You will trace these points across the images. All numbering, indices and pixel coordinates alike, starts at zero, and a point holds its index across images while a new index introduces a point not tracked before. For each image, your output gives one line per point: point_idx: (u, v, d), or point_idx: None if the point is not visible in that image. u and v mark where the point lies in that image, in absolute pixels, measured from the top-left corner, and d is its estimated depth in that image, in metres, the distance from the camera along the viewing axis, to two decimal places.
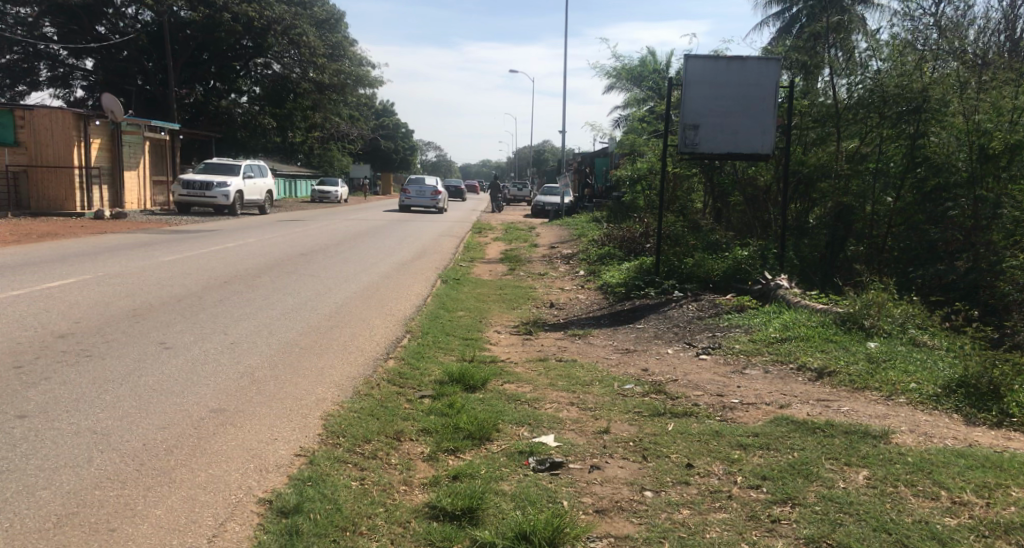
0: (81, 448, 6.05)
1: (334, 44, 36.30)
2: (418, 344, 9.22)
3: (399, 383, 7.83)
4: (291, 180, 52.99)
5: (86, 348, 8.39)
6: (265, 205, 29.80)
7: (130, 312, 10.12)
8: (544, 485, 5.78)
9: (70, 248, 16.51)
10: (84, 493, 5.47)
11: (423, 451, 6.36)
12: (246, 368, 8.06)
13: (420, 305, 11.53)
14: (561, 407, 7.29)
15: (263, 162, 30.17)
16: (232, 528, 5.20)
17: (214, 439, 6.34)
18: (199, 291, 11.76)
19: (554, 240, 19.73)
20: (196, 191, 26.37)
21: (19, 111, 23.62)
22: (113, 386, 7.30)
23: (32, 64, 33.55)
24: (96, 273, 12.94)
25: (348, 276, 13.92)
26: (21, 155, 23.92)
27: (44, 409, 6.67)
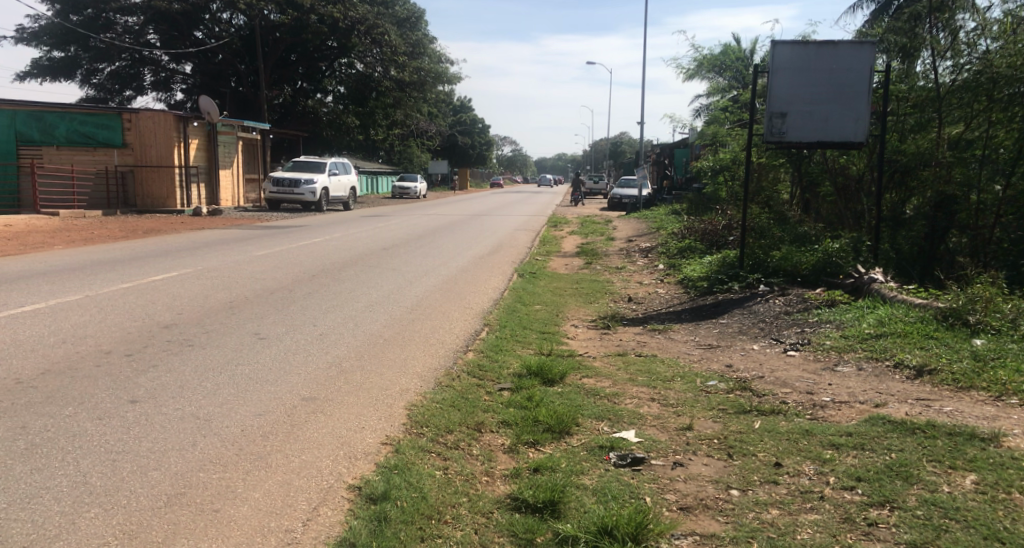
0: (185, 432, 6.14)
1: (415, 42, 35.96)
2: (496, 337, 9.20)
3: (479, 375, 7.80)
4: (370, 176, 53.69)
5: (189, 338, 8.55)
6: (349, 201, 30.13)
7: (227, 303, 10.32)
8: (627, 481, 5.67)
9: (168, 243, 17.04)
10: (190, 475, 5.55)
11: (503, 443, 6.30)
12: (334, 358, 8.11)
13: (496, 298, 11.55)
14: (641, 402, 7.16)
15: (346, 159, 30.39)
16: (326, 512, 5.22)
17: (307, 427, 6.37)
18: (289, 285, 11.88)
19: (632, 233, 19.51)
20: (285, 189, 26.86)
21: (126, 114, 24.41)
22: (212, 374, 7.40)
23: (138, 70, 34.82)
24: (195, 267, 13.26)
25: (429, 269, 14.02)
26: (128, 156, 24.70)
27: (153, 395, 6.81)
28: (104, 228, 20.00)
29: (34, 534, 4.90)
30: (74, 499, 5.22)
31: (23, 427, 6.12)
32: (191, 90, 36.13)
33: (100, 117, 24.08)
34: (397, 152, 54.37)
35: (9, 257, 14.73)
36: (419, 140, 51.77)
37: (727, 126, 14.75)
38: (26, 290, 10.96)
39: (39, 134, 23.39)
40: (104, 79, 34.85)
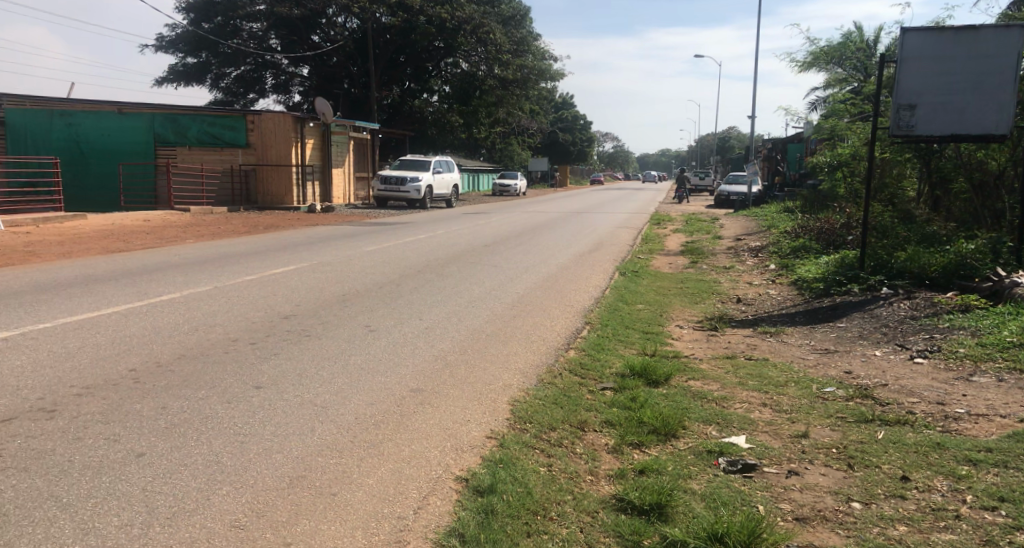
0: (304, 418, 6.26)
1: (519, 39, 35.58)
2: (598, 336, 8.94)
3: (581, 374, 7.57)
4: (473, 173, 54.01)
5: (306, 328, 8.74)
6: (451, 199, 30.23)
7: (340, 296, 10.45)
8: (739, 487, 5.42)
9: (286, 238, 17.52)
10: (310, 459, 5.67)
11: (607, 443, 6.10)
12: (439, 351, 8.08)
13: (598, 297, 11.28)
14: (752, 407, 6.82)
15: (450, 158, 30.39)
16: (435, 502, 5.23)
17: (415, 417, 6.38)
18: (396, 279, 11.95)
19: (740, 232, 18.96)
20: (391, 187, 27.21)
21: (250, 116, 25.58)
22: (328, 363, 7.55)
23: (260, 74, 36.16)
24: (310, 261, 13.49)
25: (530, 267, 13.88)
26: (251, 155, 25.87)
27: (276, 382, 6.98)
28: (227, 224, 20.67)
29: (174, 506, 5.08)
30: (207, 476, 5.39)
31: (163, 408, 6.38)
32: (308, 92, 37.04)
33: (226, 119, 25.40)
34: (499, 150, 54.56)
35: (144, 251, 15.40)
36: (521, 138, 51.78)
37: (846, 120, 14.14)
38: (158, 282, 11.43)
39: (173, 134, 25.02)
40: (230, 83, 36.41)
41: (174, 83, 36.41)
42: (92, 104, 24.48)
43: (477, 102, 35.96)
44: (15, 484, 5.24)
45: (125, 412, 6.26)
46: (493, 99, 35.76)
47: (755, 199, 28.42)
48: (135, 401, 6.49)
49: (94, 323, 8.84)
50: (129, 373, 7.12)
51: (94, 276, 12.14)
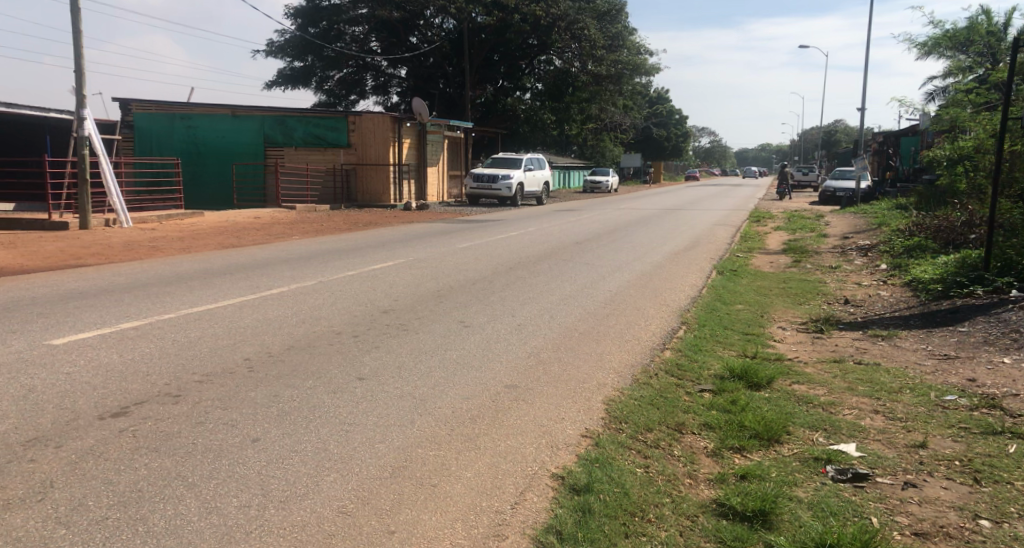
0: (402, 411, 6.37)
1: (615, 34, 35.47)
2: (695, 337, 8.61)
3: (679, 374, 7.33)
4: (565, 170, 53.75)
5: (403, 323, 8.84)
6: (541, 197, 29.99)
7: (436, 292, 10.41)
8: (848, 497, 5.23)
9: (383, 234, 17.72)
10: (411, 449, 5.77)
11: (707, 446, 5.92)
12: (533, 349, 8.03)
13: (696, 296, 10.91)
14: (863, 414, 6.45)
15: (541, 155, 30.13)
16: (532, 498, 5.21)
17: (510, 413, 6.40)
18: (489, 275, 11.85)
19: (849, 230, 18.22)
20: (483, 185, 27.26)
21: (351, 117, 25.94)
22: (425, 357, 7.69)
23: (361, 76, 36.62)
24: (406, 257, 13.49)
25: (624, 265, 13.57)
26: (352, 155, 26.26)
27: (378, 374, 7.16)
28: (330, 221, 21.09)
29: (286, 490, 5.22)
30: (316, 463, 5.53)
31: (275, 395, 6.63)
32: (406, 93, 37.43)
33: (330, 119, 25.93)
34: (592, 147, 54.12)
35: (255, 246, 15.81)
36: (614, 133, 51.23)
37: (970, 111, 13.38)
38: (267, 276, 11.73)
39: (280, 136, 25.99)
40: (334, 85, 36.92)
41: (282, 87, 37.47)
42: (209, 108, 25.91)
43: (571, 98, 35.66)
44: (145, 463, 5.47)
45: (242, 399, 6.53)
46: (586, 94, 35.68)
47: (866, 194, 27.34)
48: (249, 388, 6.77)
49: (211, 315, 9.13)
50: (245, 360, 7.49)
51: (209, 269, 12.55)
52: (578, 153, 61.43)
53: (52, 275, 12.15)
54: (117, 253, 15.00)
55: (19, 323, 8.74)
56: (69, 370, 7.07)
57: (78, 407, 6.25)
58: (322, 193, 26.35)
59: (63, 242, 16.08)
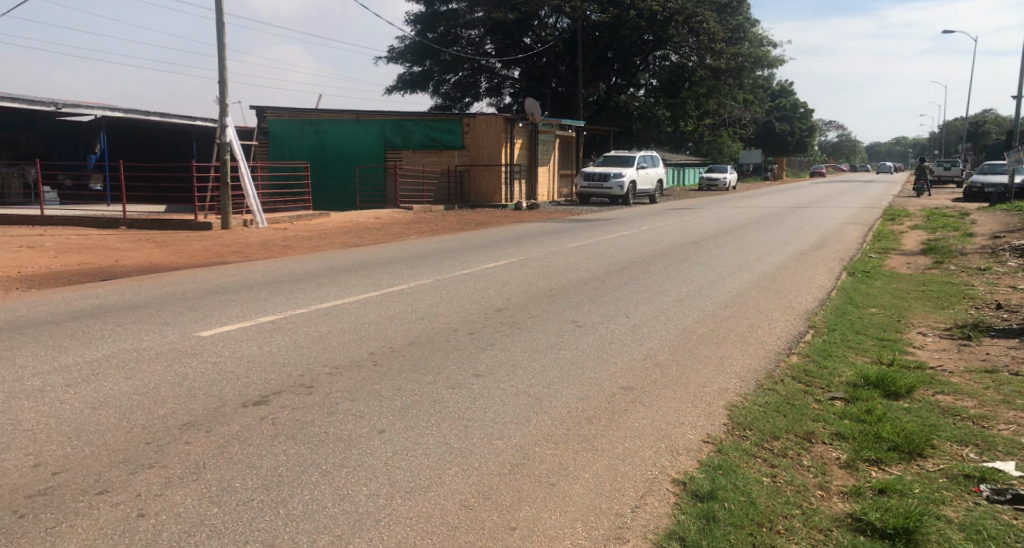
0: (519, 408, 6.24)
1: (736, 26, 34.18)
2: (825, 341, 8.04)
3: (807, 380, 6.87)
4: (681, 167, 52.66)
5: (516, 321, 8.56)
6: (655, 195, 29.23)
7: (548, 291, 10.11)
8: (1007, 521, 4.82)
9: (498, 233, 17.59)
10: (529, 447, 5.65)
11: (839, 457, 5.57)
12: (648, 350, 7.65)
13: (824, 299, 10.25)
14: (1021, 430, 5.89)
15: (654, 153, 29.44)
16: (653, 502, 5.03)
17: (628, 416, 6.17)
18: (601, 275, 11.49)
19: (997, 229, 16.98)
20: (594, 184, 26.83)
21: (466, 119, 26.05)
22: (539, 356, 7.41)
23: (475, 78, 37.00)
24: (518, 256, 13.18)
25: (743, 265, 12.93)
26: (466, 156, 26.31)
27: (495, 371, 6.99)
28: (445, 221, 21.18)
29: (412, 481, 5.22)
30: (438, 457, 5.50)
31: (398, 389, 6.58)
32: (519, 94, 37.37)
33: (445, 123, 26.20)
34: (710, 144, 52.77)
35: (377, 245, 15.92)
36: (733, 129, 49.81)
37: None
38: (389, 273, 11.68)
39: (399, 139, 26.44)
40: (449, 88, 37.29)
41: (400, 91, 37.91)
42: (336, 113, 26.74)
43: (686, 94, 34.81)
44: (284, 450, 5.58)
45: (368, 391, 6.52)
46: (704, 90, 34.48)
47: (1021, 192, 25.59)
48: (376, 381, 6.75)
49: (338, 310, 9.11)
50: (370, 354, 7.43)
51: (335, 266, 12.70)
52: (695, 150, 60.07)
53: (196, 271, 12.56)
54: (252, 250, 15.45)
55: (171, 315, 9.04)
56: (218, 358, 7.31)
57: (224, 394, 6.45)
58: (436, 194, 26.47)
59: (210, 242, 16.54)
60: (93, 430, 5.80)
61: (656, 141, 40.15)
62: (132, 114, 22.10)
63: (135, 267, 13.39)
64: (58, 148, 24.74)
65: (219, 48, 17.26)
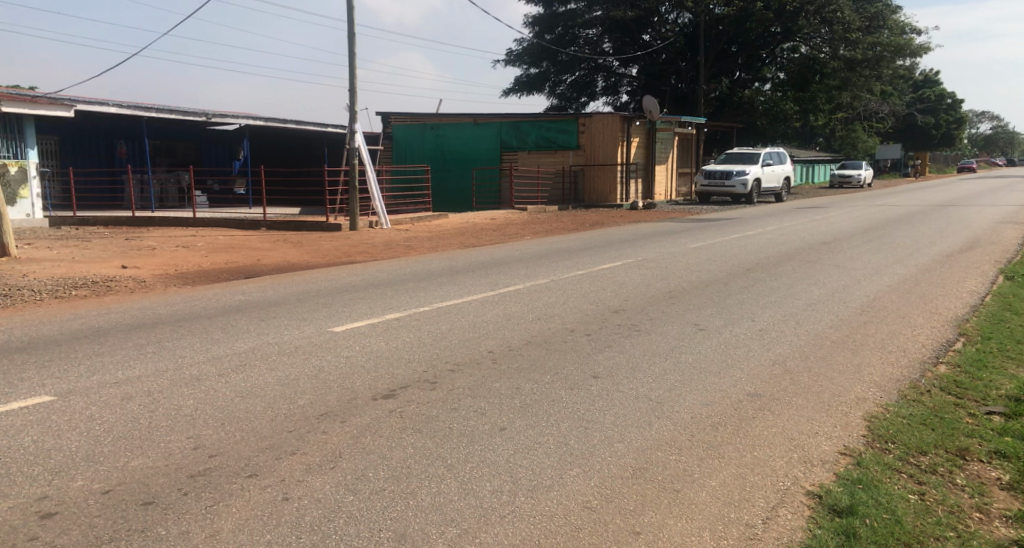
0: (638, 412, 5.55)
1: (874, 14, 31.93)
2: (980, 350, 7.03)
3: (955, 393, 5.95)
4: (809, 166, 50.42)
5: (634, 323, 7.86)
6: (781, 194, 27.93)
7: (666, 293, 9.37)
8: None
9: (613, 234, 16.86)
10: (648, 451, 4.99)
11: (1000, 477, 4.75)
12: (776, 358, 6.79)
13: (981, 305, 9.14)
14: None
15: (783, 149, 28.14)
16: (784, 515, 4.37)
17: (754, 423, 5.42)
18: (724, 277, 10.64)
19: None
20: (716, 181, 25.84)
21: (581, 118, 25.40)
22: (658, 359, 6.69)
23: (592, 77, 36.22)
24: (635, 258, 12.45)
25: (882, 268, 11.82)
26: (580, 156, 25.64)
27: (614, 372, 6.33)
28: (559, 221, 20.59)
29: (533, 480, 4.67)
30: (559, 456, 4.92)
31: (518, 388, 6.01)
32: (637, 91, 36.51)
33: (561, 123, 25.65)
34: (842, 141, 50.31)
35: (497, 245, 15.43)
36: (867, 122, 47.30)
37: None
38: (503, 274, 11.14)
39: (516, 141, 26.22)
40: (565, 89, 36.79)
41: (516, 94, 37.48)
42: (456, 116, 26.95)
43: (817, 86, 33.31)
44: (410, 442, 5.11)
45: (487, 389, 5.98)
46: (837, 81, 32.86)
47: None
48: (495, 379, 6.20)
49: (459, 309, 8.61)
50: (489, 352, 6.89)
51: (456, 266, 12.29)
52: (824, 147, 57.50)
53: (332, 269, 12.41)
54: (378, 251, 15.24)
55: (308, 311, 8.74)
56: (350, 353, 6.93)
57: (356, 387, 6.04)
58: (552, 193, 25.87)
59: (340, 243, 16.45)
60: (242, 417, 5.50)
61: (782, 138, 38.47)
62: (269, 121, 23.35)
63: (280, 265, 13.36)
64: (205, 154, 26.41)
65: (349, 55, 17.19)
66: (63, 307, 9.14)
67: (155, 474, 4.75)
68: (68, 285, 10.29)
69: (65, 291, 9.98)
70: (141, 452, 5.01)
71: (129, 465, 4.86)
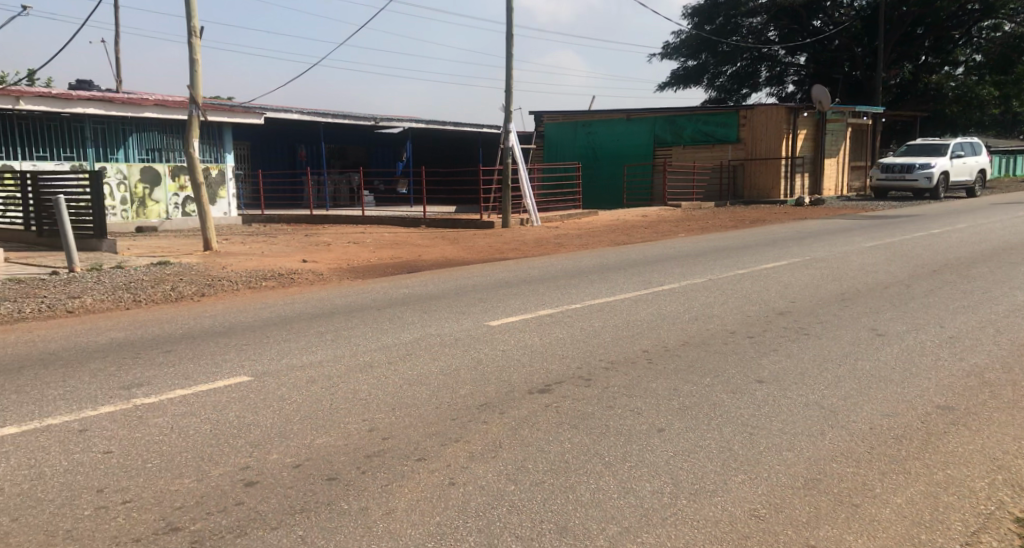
0: (810, 420, 5.51)
1: None
2: None
3: None
4: (1006, 155, 46.97)
5: (803, 327, 7.76)
6: (974, 188, 26.32)
7: (839, 295, 9.16)
8: None
9: (780, 232, 16.43)
10: (824, 462, 4.96)
11: None
12: (971, 367, 6.54)
13: None
14: None
15: (978, 139, 26.43)
16: (988, 541, 4.27)
17: (947, 438, 5.28)
18: (906, 279, 10.23)
19: None
20: (896, 175, 24.79)
21: (742, 111, 24.66)
22: (830, 365, 6.60)
23: (755, 68, 35.47)
24: (805, 257, 12.22)
25: None
26: (740, 150, 24.89)
27: (779, 377, 6.30)
28: (720, 219, 20.28)
29: (696, 484, 4.74)
30: (723, 461, 4.97)
31: (674, 390, 6.08)
32: (804, 82, 35.37)
33: (721, 116, 25.00)
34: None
35: (649, 243, 15.37)
36: None
37: None
38: (659, 272, 11.18)
39: (671, 136, 26.17)
40: (725, 82, 36.12)
41: (673, 88, 37.18)
42: (608, 114, 27.44)
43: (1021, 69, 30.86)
44: (569, 438, 5.28)
45: (645, 388, 6.09)
46: None
47: None
48: (651, 379, 6.28)
49: (612, 307, 8.75)
50: (643, 352, 6.98)
51: (606, 263, 12.42)
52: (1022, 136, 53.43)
53: (481, 266, 12.75)
54: (526, 248, 15.53)
55: (465, 305, 9.10)
56: (505, 347, 7.18)
57: (512, 380, 6.28)
58: (706, 190, 25.50)
59: (490, 239, 16.99)
60: (410, 403, 5.85)
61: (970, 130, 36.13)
62: (431, 123, 24.22)
63: (436, 261, 13.92)
64: (372, 158, 27.78)
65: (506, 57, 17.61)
66: (253, 296, 9.86)
67: (337, 452, 5.10)
68: (260, 276, 11.12)
69: (256, 281, 10.77)
70: (323, 431, 5.38)
71: (314, 442, 5.24)
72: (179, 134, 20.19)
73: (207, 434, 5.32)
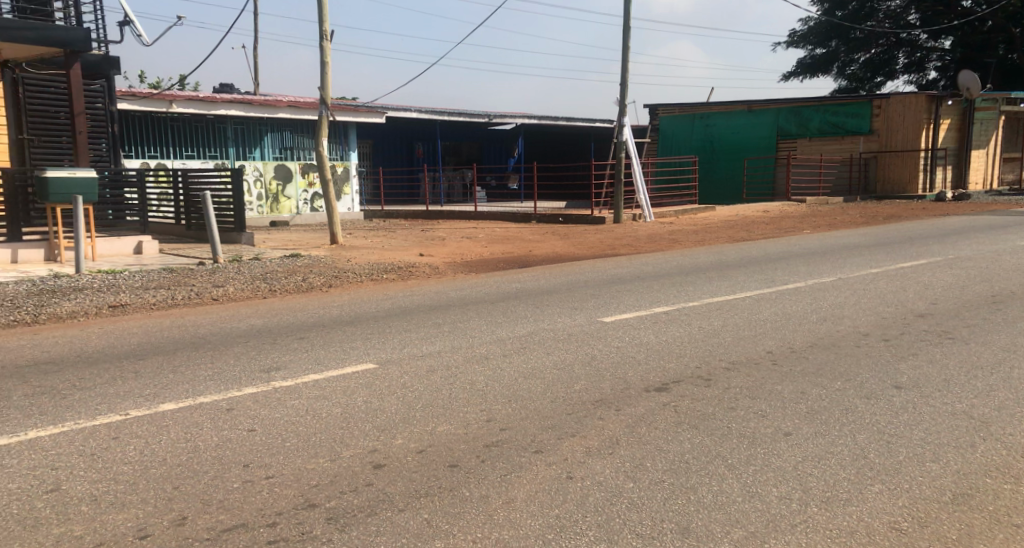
0: (958, 431, 5.35)
1: None
2: None
3: None
4: None
5: (949, 330, 7.51)
6: None
7: (990, 297, 8.80)
8: None
9: (915, 229, 15.80)
10: (972, 477, 4.83)
11: None
12: None
13: None
14: None
15: None
16: None
17: None
18: None
19: None
20: None
21: (877, 101, 23.92)
22: (978, 373, 6.37)
23: (891, 54, 34.23)
24: (949, 256, 11.74)
25: None
26: (874, 142, 24.15)
27: (918, 384, 6.14)
28: (849, 214, 19.67)
29: (828, 492, 4.69)
30: (858, 470, 4.90)
31: (802, 393, 6.00)
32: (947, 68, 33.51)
33: (853, 106, 24.27)
34: None
35: (771, 240, 15.09)
36: None
37: None
38: (783, 270, 10.98)
39: (796, 127, 25.58)
40: (858, 69, 35.05)
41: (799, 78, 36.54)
42: (728, 105, 27.05)
43: None
44: (688, 438, 5.30)
45: (769, 391, 6.04)
46: None
47: None
48: (776, 382, 6.22)
49: (733, 306, 8.67)
50: (767, 353, 6.91)
51: (727, 260, 12.26)
52: None
53: (595, 261, 12.79)
54: (641, 244, 15.47)
55: (578, 300, 9.19)
56: (620, 344, 7.23)
57: (628, 377, 6.34)
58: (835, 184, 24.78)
59: (607, 234, 17.02)
60: (525, 395, 5.98)
61: None
62: (543, 119, 24.35)
63: (552, 256, 14.06)
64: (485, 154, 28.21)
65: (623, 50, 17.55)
66: (376, 287, 10.21)
67: (457, 440, 5.27)
68: (380, 269, 11.47)
69: (378, 274, 11.12)
70: (444, 419, 5.56)
71: (436, 429, 5.42)
72: (310, 134, 20.95)
73: (337, 417, 5.57)
